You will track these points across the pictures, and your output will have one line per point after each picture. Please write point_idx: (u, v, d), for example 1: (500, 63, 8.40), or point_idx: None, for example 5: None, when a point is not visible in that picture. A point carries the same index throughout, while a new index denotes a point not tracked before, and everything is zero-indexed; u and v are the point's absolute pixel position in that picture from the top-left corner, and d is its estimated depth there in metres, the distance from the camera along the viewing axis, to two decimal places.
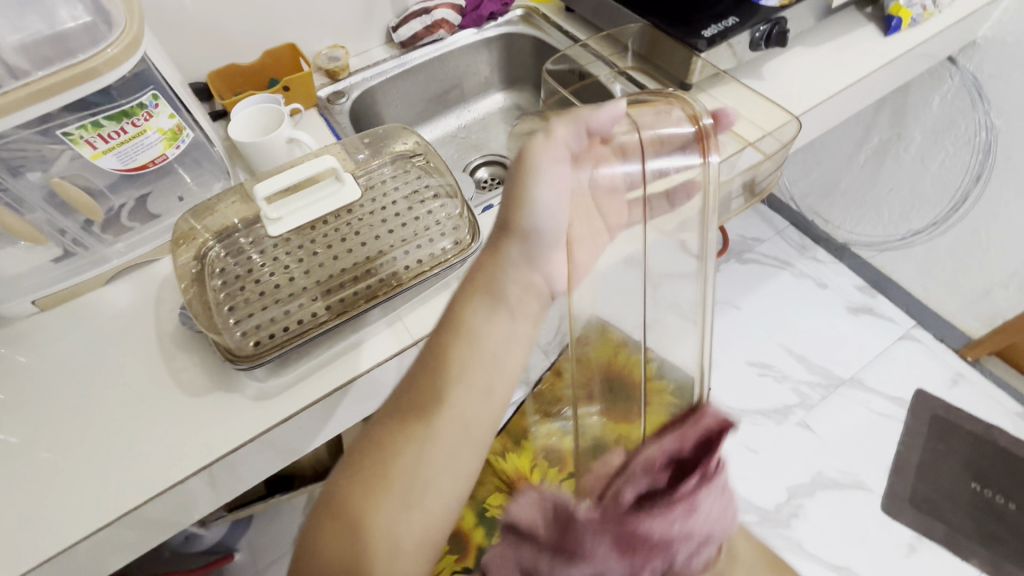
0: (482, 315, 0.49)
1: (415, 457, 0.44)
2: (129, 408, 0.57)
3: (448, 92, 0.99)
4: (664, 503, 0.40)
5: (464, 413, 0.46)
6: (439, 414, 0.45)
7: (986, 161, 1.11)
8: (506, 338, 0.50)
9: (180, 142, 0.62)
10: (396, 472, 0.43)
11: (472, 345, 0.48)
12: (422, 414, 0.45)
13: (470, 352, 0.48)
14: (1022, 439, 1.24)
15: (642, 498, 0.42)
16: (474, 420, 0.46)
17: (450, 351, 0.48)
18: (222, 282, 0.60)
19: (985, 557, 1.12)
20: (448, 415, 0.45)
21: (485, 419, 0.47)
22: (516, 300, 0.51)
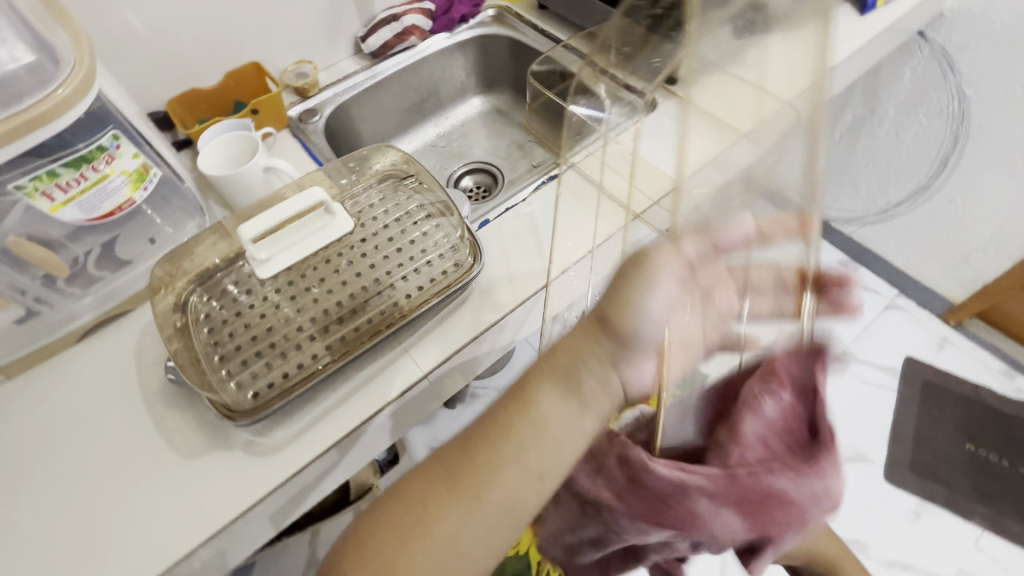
0: (549, 386, 0.42)
1: (493, 467, 0.41)
2: (120, 479, 0.52)
3: (424, 101, 0.94)
4: (790, 468, 0.35)
5: (515, 486, 0.40)
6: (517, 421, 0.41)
7: (959, 130, 1.12)
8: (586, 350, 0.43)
9: (147, 183, 0.57)
10: (471, 476, 0.41)
11: (547, 359, 0.44)
12: (493, 427, 0.42)
13: (546, 363, 0.44)
14: (1009, 396, 1.28)
15: (763, 443, 0.35)
16: (528, 494, 0.41)
17: (529, 368, 0.44)
18: (209, 330, 0.55)
19: (987, 516, 1.15)
20: (500, 488, 0.40)
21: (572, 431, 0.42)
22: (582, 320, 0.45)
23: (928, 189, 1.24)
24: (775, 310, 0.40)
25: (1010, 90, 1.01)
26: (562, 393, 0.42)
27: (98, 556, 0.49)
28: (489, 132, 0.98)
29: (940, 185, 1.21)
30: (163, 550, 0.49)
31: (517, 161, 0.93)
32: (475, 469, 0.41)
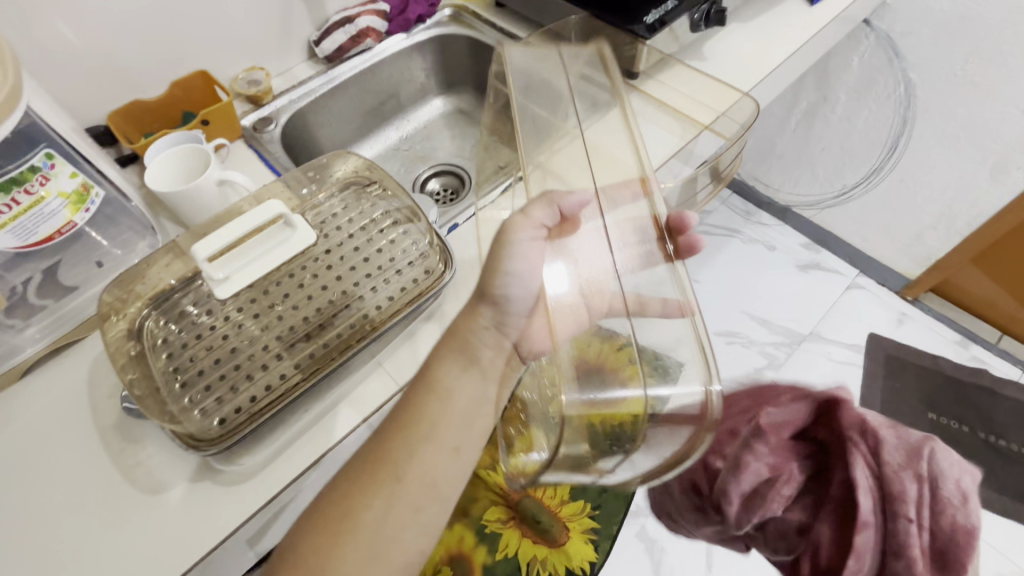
0: (453, 367, 0.53)
1: (382, 512, 0.48)
2: (78, 521, 0.49)
3: (384, 104, 0.92)
4: None
5: (435, 465, 0.50)
6: (407, 471, 0.49)
7: (906, 114, 1.17)
8: (476, 399, 0.54)
9: (89, 204, 0.53)
10: (362, 523, 0.47)
11: (444, 402, 0.52)
12: (392, 473, 0.49)
13: (441, 408, 0.52)
14: (964, 365, 1.34)
15: None
16: (446, 466, 0.51)
17: (423, 407, 0.52)
18: (167, 356, 0.52)
19: (951, 481, 1.20)
20: (419, 464, 0.50)
21: (451, 475, 0.51)
22: (488, 361, 0.55)
23: (880, 172, 1.29)
24: (666, 308, 0.49)
25: (951, 74, 1.06)
26: (463, 376, 0.53)
27: None
28: (453, 134, 0.97)
29: (891, 167, 1.26)
30: None
31: None
32: (366, 512, 0.48)
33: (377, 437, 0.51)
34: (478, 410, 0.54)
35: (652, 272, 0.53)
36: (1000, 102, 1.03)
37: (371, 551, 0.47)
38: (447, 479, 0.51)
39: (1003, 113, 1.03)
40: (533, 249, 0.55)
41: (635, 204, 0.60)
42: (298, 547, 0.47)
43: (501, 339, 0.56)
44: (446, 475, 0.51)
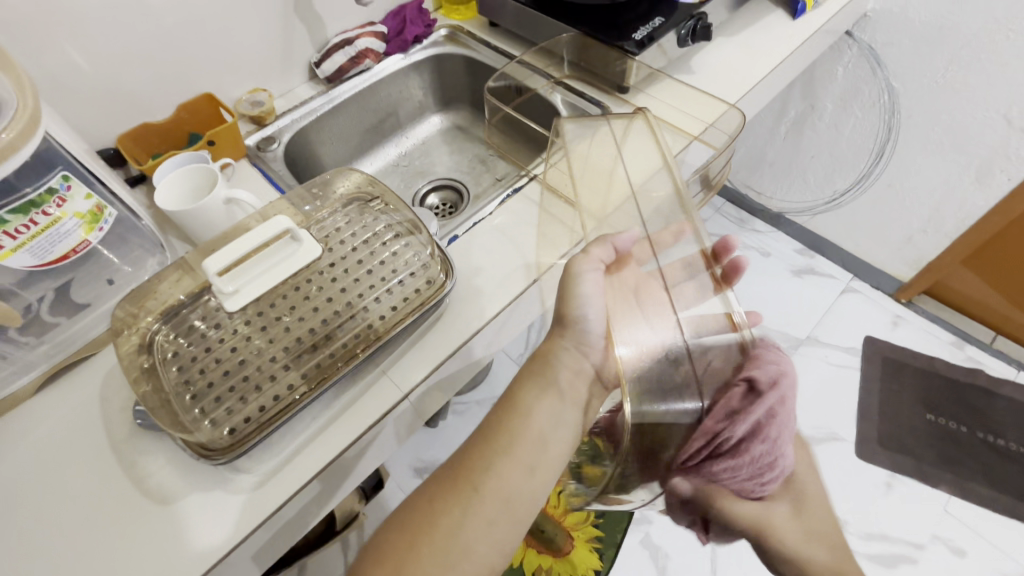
0: (536, 396, 0.56)
1: (459, 518, 0.48)
2: (93, 532, 0.50)
3: (383, 122, 0.95)
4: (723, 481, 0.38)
5: (511, 481, 0.50)
6: (486, 481, 0.50)
7: (892, 121, 1.20)
8: (553, 421, 0.54)
9: (102, 224, 0.55)
10: (441, 529, 0.48)
11: (524, 418, 0.54)
12: (471, 482, 0.50)
13: (522, 424, 0.54)
14: (960, 365, 1.36)
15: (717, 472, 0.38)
16: (521, 485, 0.50)
17: (505, 424, 0.54)
18: (177, 368, 0.54)
19: (951, 481, 1.21)
20: (498, 478, 0.50)
21: (528, 496, 0.51)
22: (567, 383, 0.56)
23: (869, 177, 1.32)
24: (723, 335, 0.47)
25: (933, 81, 1.09)
26: (542, 399, 0.56)
27: None
28: (450, 149, 0.99)
29: (880, 172, 1.29)
30: None
31: (481, 175, 0.95)
32: (444, 518, 0.48)
33: (460, 451, 0.53)
34: (556, 432, 0.53)
35: (713, 304, 0.50)
36: (981, 107, 1.06)
37: (448, 561, 0.46)
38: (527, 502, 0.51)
39: (985, 118, 1.06)
40: (595, 283, 0.56)
41: (681, 243, 0.56)
42: (375, 550, 0.48)
43: (581, 361, 0.56)
44: (523, 497, 0.50)
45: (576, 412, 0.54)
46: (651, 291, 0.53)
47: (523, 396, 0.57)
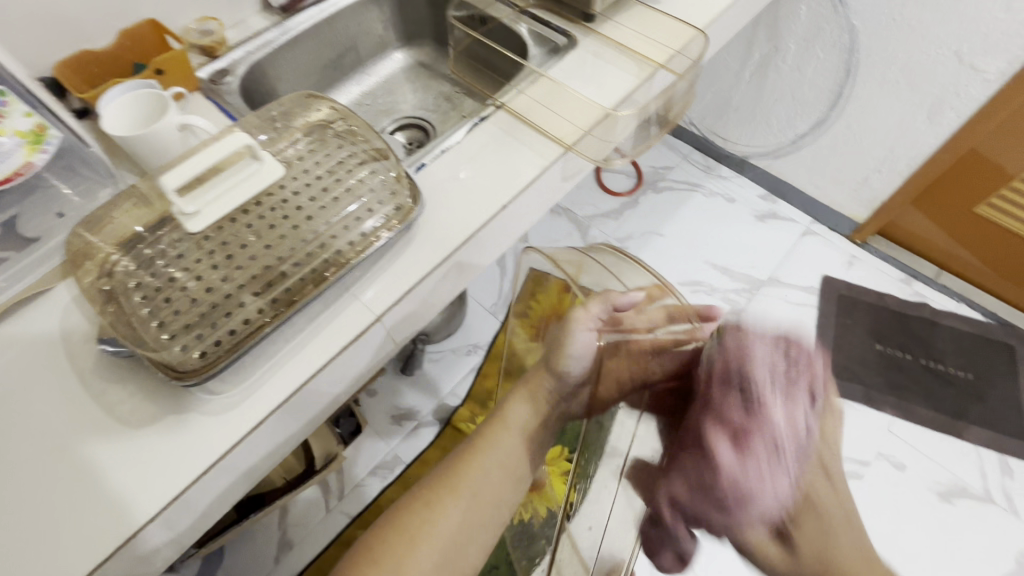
0: (519, 404, 0.82)
1: (465, 481, 0.76)
2: (66, 458, 0.50)
3: (343, 57, 0.91)
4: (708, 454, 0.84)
5: (487, 480, 0.76)
6: (462, 487, 0.74)
7: (851, 61, 1.22)
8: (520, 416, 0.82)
9: (47, 147, 0.53)
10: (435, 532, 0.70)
11: (493, 440, 0.80)
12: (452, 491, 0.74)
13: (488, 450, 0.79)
14: (907, 299, 1.44)
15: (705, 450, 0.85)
16: (491, 480, 0.76)
17: (467, 465, 0.77)
18: (141, 297, 0.53)
19: (895, 404, 1.30)
20: (478, 481, 0.76)
21: (493, 484, 0.76)
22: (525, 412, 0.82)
23: (829, 119, 1.35)
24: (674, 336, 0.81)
25: (891, 18, 1.11)
26: (520, 412, 0.82)
27: (54, 535, 0.47)
28: (414, 86, 0.96)
29: (839, 114, 1.32)
30: (128, 517, 0.48)
31: (447, 113, 0.93)
32: (453, 496, 0.73)
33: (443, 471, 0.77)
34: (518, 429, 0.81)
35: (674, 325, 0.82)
36: (933, 44, 1.09)
37: (436, 537, 0.70)
38: (504, 500, 0.77)
39: (938, 56, 1.10)
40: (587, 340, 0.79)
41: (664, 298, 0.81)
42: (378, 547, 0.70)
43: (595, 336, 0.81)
44: (498, 493, 0.77)
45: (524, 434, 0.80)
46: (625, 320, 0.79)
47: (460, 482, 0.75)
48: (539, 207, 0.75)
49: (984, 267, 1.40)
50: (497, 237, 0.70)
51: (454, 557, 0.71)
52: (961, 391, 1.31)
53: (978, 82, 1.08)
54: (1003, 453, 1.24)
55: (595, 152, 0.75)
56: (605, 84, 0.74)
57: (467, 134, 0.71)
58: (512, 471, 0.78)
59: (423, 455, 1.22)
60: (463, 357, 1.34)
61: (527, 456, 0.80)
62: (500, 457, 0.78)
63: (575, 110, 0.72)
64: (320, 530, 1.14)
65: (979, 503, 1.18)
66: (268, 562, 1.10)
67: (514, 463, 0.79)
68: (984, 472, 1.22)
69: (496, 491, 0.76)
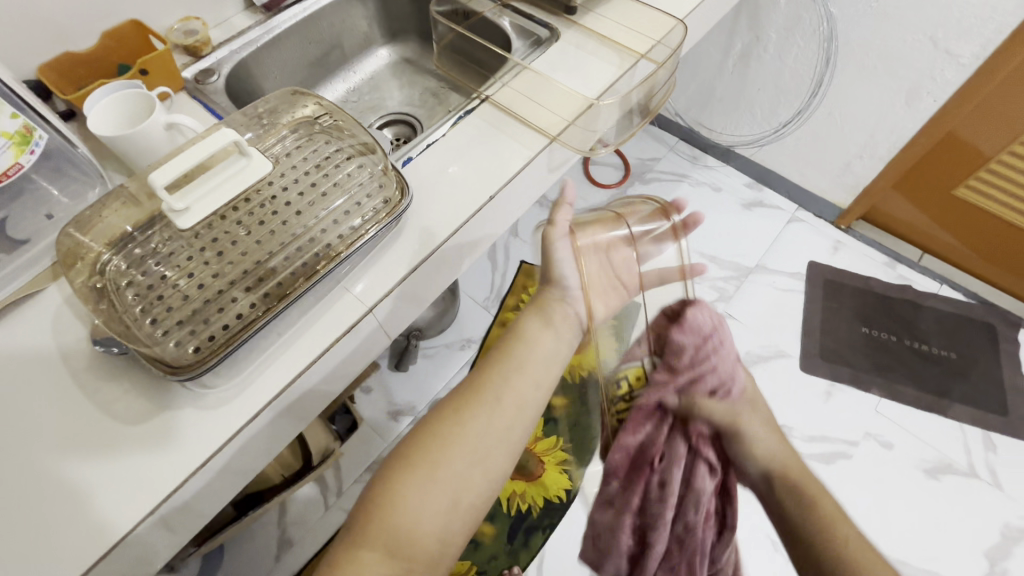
0: (533, 321, 0.65)
1: (484, 418, 0.57)
2: (63, 456, 0.50)
3: (328, 54, 0.92)
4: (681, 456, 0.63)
5: (524, 389, 0.60)
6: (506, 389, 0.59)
7: (830, 48, 1.24)
8: (555, 347, 0.64)
9: (33, 147, 0.54)
10: (465, 431, 0.55)
11: (521, 368, 0.61)
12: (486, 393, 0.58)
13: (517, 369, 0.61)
14: (891, 282, 1.47)
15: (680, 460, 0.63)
16: (534, 393, 0.60)
17: (494, 371, 0.61)
18: (134, 295, 0.53)
19: (881, 384, 1.33)
20: (516, 386, 0.60)
21: (538, 398, 0.61)
22: (559, 321, 0.66)
23: (810, 107, 1.36)
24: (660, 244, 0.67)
25: (868, 6, 1.13)
26: (546, 330, 0.65)
27: (54, 531, 0.48)
28: (400, 82, 0.97)
29: (820, 102, 1.34)
30: (128, 510, 0.49)
31: (434, 108, 0.94)
32: (471, 422, 0.56)
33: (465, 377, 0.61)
34: (555, 358, 0.64)
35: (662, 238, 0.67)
36: (910, 30, 1.11)
37: (472, 459, 0.54)
38: (532, 403, 0.60)
39: (914, 41, 1.12)
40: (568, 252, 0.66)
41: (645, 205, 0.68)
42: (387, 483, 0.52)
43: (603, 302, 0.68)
44: (530, 403, 0.60)
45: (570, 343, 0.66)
46: (617, 258, 0.68)
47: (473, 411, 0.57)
48: (526, 197, 0.76)
49: (964, 249, 1.43)
50: (485, 228, 0.71)
51: (482, 461, 0.55)
52: (944, 370, 1.34)
53: (953, 67, 1.10)
54: (986, 429, 1.27)
55: (579, 142, 0.76)
56: (587, 75, 0.75)
57: (453, 128, 0.72)
58: (537, 377, 0.62)
59: None
60: (457, 351, 1.35)
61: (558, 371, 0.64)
62: (541, 354, 0.63)
63: (558, 102, 0.73)
64: (319, 526, 1.15)
65: (964, 478, 1.21)
66: (268, 560, 1.11)
67: (544, 369, 0.62)
68: (968, 447, 1.25)
69: (512, 432, 0.57)
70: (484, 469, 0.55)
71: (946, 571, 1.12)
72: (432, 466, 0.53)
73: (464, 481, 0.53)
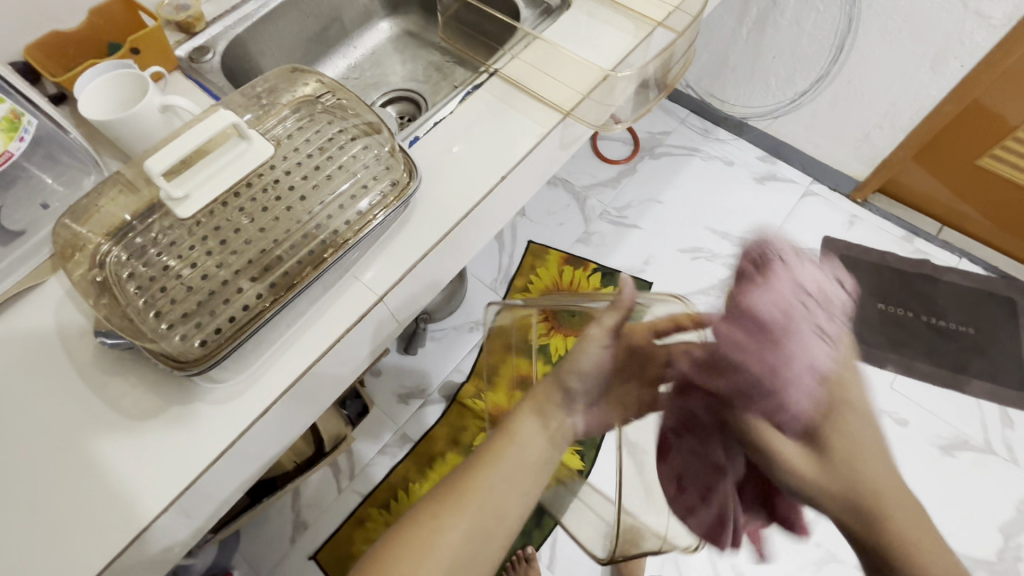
0: (531, 416, 0.56)
1: (453, 535, 0.49)
2: (73, 455, 0.49)
3: (328, 29, 0.88)
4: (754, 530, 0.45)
5: (503, 495, 0.51)
6: (473, 499, 0.51)
7: (852, 12, 1.17)
8: (543, 440, 0.55)
9: (22, 132, 0.52)
10: (437, 550, 0.49)
11: (504, 462, 0.53)
12: (460, 500, 0.51)
13: (503, 467, 0.53)
14: (908, 256, 1.43)
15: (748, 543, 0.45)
16: (511, 501, 0.51)
17: (477, 472, 0.52)
18: (135, 287, 0.51)
19: (897, 361, 1.31)
20: (494, 499, 0.51)
21: (517, 508, 0.52)
22: (565, 397, 0.57)
23: (830, 75, 1.31)
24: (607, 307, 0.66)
25: None
26: (532, 425, 0.55)
27: (65, 532, 0.47)
28: (403, 57, 0.93)
29: (839, 70, 1.28)
30: (141, 507, 0.48)
31: (439, 83, 0.90)
32: (433, 540, 0.49)
33: (457, 473, 0.54)
34: (539, 451, 0.54)
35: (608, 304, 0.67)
36: None
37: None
38: (515, 513, 0.51)
39: (943, 2, 1.05)
40: None
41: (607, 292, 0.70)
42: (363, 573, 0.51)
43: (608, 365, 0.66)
44: (510, 513, 0.51)
45: (552, 441, 0.55)
46: None
47: (436, 532, 0.50)
48: (538, 176, 0.73)
49: (985, 222, 1.39)
50: (497, 210, 0.68)
51: None
52: (962, 346, 1.32)
53: (983, 29, 1.05)
54: (1004, 405, 1.25)
55: (594, 117, 0.72)
56: (602, 45, 0.71)
57: (462, 105, 0.68)
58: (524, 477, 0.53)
59: (431, 432, 1.22)
60: (466, 333, 1.33)
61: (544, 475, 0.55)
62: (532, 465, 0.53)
63: (572, 74, 0.69)
64: (333, 509, 1.15)
65: (980, 454, 1.20)
66: (284, 543, 1.12)
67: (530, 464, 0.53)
68: (985, 423, 1.23)
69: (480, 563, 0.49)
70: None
71: (960, 546, 1.12)
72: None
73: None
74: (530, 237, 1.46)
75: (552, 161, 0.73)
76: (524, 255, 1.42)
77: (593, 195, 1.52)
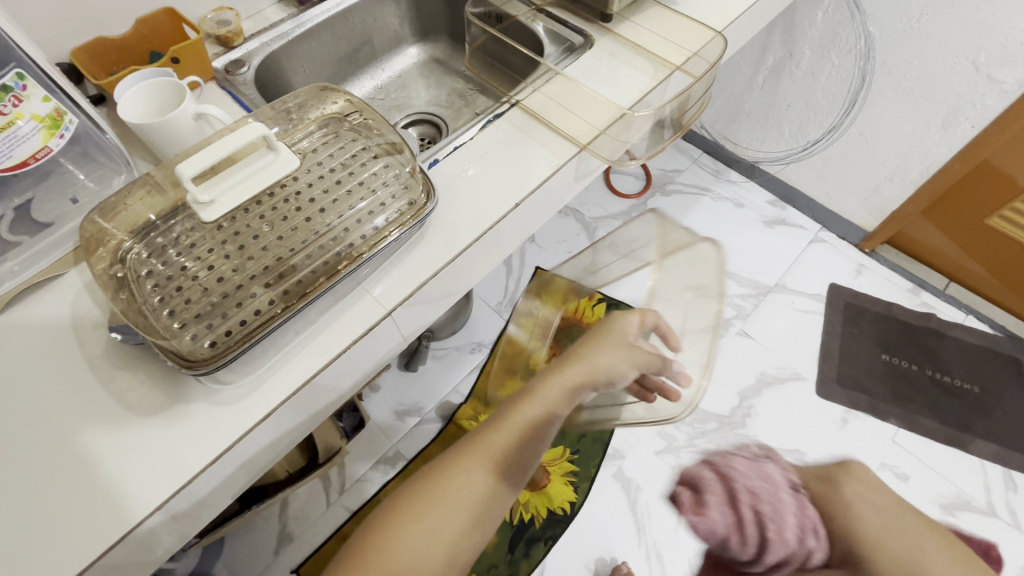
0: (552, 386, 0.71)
1: (472, 477, 0.62)
2: (75, 444, 0.50)
3: (358, 51, 0.91)
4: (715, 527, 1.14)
5: (513, 453, 0.66)
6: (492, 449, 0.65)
7: (866, 68, 1.21)
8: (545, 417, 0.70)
9: (63, 131, 0.54)
10: (456, 490, 0.61)
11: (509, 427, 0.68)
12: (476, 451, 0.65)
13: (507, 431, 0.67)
14: (914, 309, 1.43)
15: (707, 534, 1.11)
16: (524, 455, 0.67)
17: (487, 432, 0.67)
18: (153, 285, 0.53)
19: (900, 414, 1.29)
20: (506, 448, 0.66)
21: (527, 462, 0.68)
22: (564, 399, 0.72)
23: (842, 126, 1.34)
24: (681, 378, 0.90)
25: (909, 28, 1.10)
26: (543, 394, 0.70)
27: (58, 523, 0.47)
28: (428, 83, 0.96)
29: (851, 122, 1.31)
30: (136, 503, 0.48)
31: (461, 110, 0.93)
32: (457, 480, 0.62)
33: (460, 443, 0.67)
34: (549, 426, 0.71)
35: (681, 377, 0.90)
36: (952, 54, 1.08)
37: (465, 520, 0.59)
38: (521, 466, 0.67)
39: (955, 65, 1.08)
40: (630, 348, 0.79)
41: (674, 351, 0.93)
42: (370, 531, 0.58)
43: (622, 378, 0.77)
44: (525, 460, 0.67)
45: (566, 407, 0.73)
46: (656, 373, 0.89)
47: (454, 481, 0.62)
48: (551, 206, 0.74)
49: (994, 281, 1.39)
50: (509, 234, 0.69)
51: (474, 516, 0.60)
52: (966, 404, 1.30)
53: (994, 93, 1.07)
54: (1008, 467, 1.23)
55: (610, 152, 0.75)
56: (622, 84, 0.73)
57: (482, 133, 0.71)
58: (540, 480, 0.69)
59: (425, 451, 1.22)
60: (468, 354, 1.34)
61: (550, 428, 0.71)
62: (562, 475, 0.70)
63: (590, 110, 0.72)
64: (320, 522, 1.14)
65: (982, 516, 1.17)
66: (268, 554, 1.11)
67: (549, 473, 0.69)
68: (988, 485, 1.21)
69: (495, 509, 0.62)
70: (475, 525, 0.59)
71: None
72: (434, 506, 0.59)
73: (462, 531, 0.58)
74: (538, 263, 1.47)
75: (566, 191, 0.75)
76: (531, 280, 1.44)
77: (603, 227, 1.54)
